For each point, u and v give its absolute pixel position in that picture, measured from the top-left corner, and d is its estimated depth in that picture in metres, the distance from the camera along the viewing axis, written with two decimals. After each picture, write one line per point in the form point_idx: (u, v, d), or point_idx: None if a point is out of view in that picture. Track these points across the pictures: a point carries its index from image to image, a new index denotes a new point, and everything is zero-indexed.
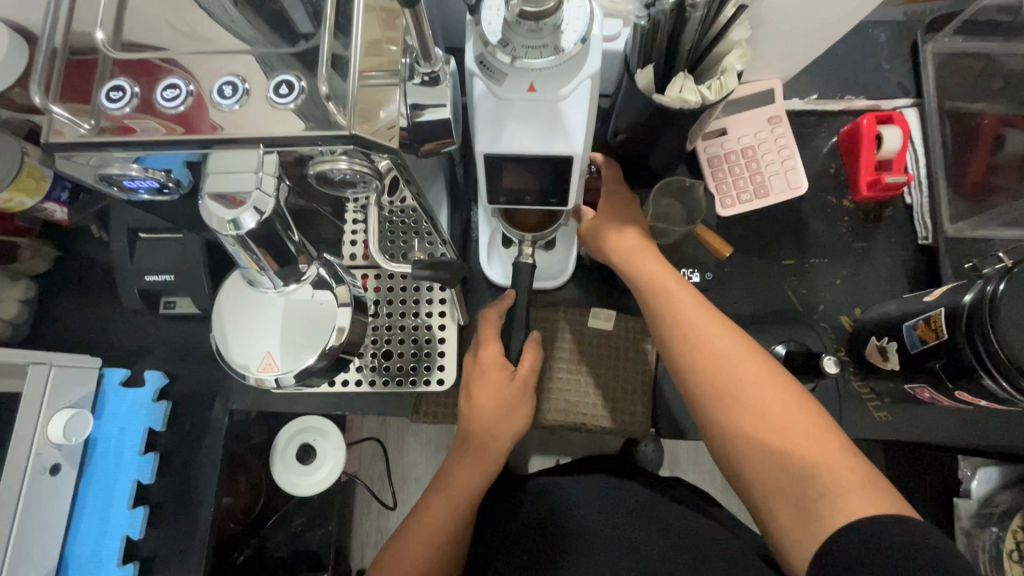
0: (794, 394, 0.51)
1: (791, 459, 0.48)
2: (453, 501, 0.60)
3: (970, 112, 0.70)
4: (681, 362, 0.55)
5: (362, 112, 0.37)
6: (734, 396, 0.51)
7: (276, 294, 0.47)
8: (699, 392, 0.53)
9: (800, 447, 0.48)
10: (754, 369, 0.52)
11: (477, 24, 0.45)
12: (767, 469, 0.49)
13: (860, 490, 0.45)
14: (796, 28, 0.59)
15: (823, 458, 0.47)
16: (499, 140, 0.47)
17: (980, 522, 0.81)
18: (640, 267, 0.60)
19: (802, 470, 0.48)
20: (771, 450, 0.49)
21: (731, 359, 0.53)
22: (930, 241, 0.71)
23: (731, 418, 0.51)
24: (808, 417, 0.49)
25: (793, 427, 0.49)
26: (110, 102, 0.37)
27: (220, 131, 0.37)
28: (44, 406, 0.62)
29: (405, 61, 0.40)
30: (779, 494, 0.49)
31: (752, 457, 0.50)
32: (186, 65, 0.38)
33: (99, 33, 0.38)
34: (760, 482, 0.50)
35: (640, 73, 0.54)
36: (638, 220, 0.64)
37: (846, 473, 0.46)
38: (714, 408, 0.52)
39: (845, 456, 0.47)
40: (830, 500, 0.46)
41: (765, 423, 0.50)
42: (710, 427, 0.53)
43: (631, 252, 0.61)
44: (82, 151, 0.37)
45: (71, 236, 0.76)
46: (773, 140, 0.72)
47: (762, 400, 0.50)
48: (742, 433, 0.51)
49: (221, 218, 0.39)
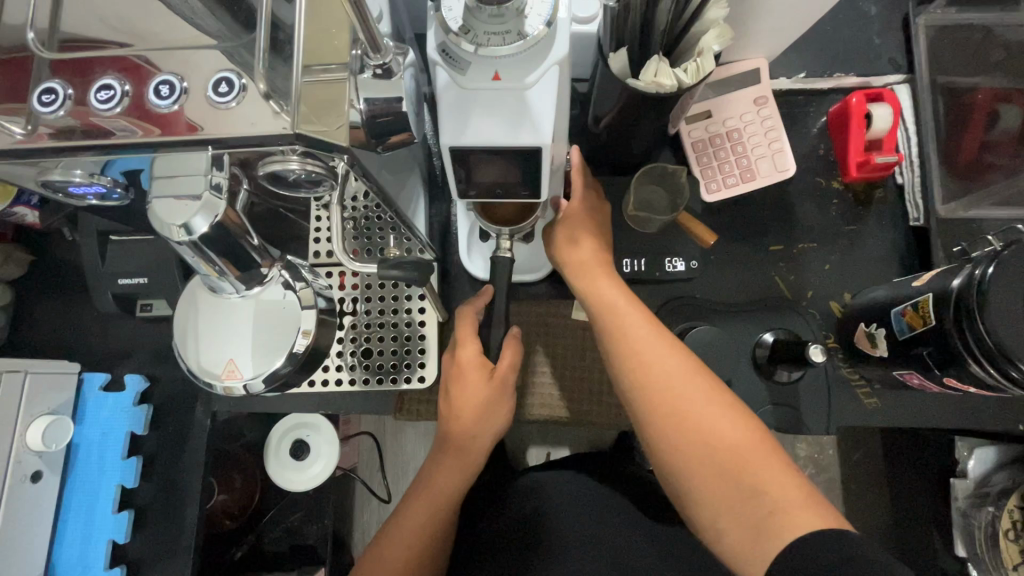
0: (741, 415, 0.50)
1: (740, 480, 0.47)
2: (433, 501, 0.59)
3: (963, 88, 0.68)
4: (629, 383, 0.53)
5: (309, 108, 0.36)
6: (681, 416, 0.50)
7: (240, 299, 0.46)
8: (646, 412, 0.52)
9: (748, 468, 0.47)
10: (701, 389, 0.51)
11: (436, 11, 0.43)
12: (714, 490, 0.48)
13: (809, 509, 0.45)
14: (776, 5, 0.56)
15: (771, 478, 0.47)
16: (464, 132, 0.45)
17: (976, 503, 0.79)
18: (590, 283, 0.59)
19: (751, 489, 0.47)
20: (718, 470, 0.48)
21: (680, 379, 0.51)
22: (922, 222, 0.69)
23: (679, 439, 0.50)
24: (754, 438, 0.49)
25: (741, 448, 0.48)
26: (43, 105, 0.35)
27: (198, 132, 0.35)
28: (20, 414, 0.60)
29: (355, 54, 0.38)
30: (727, 514, 0.47)
31: (701, 480, 0.49)
32: (155, 60, 0.36)
33: (31, 34, 0.37)
34: (708, 504, 0.48)
35: (613, 56, 0.51)
36: (596, 230, 0.62)
37: (793, 493, 0.46)
38: (662, 429, 0.51)
39: (791, 476, 0.47)
40: (779, 519, 0.45)
41: (713, 443, 0.49)
42: (658, 448, 0.51)
43: (582, 267, 0.60)
44: (19, 158, 0.36)
45: (44, 240, 0.74)
46: (759, 121, 0.70)
47: (711, 422, 0.49)
48: (689, 454, 0.49)
49: (172, 225, 0.38)
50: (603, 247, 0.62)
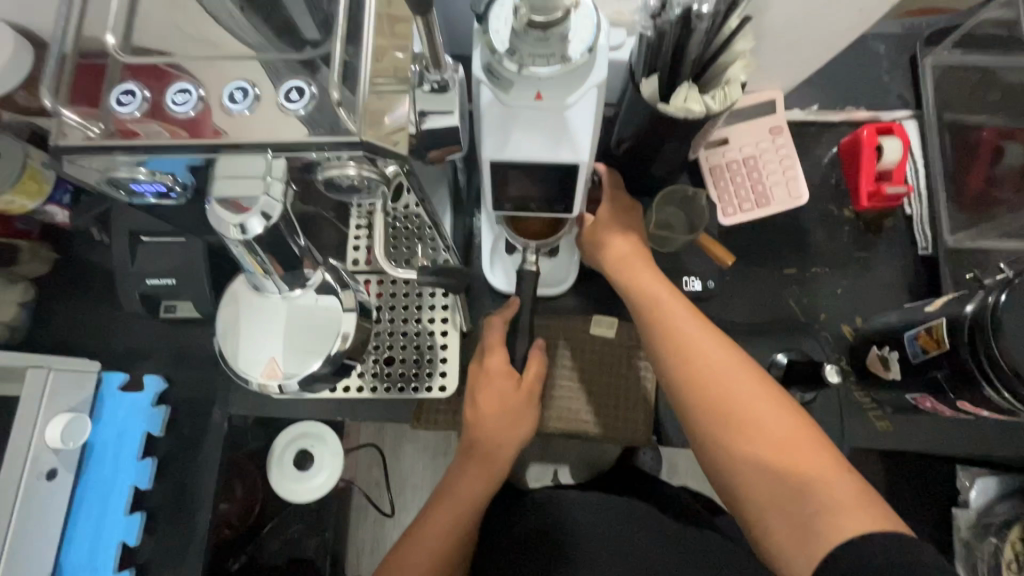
0: (788, 408, 0.51)
1: (787, 475, 0.48)
2: (456, 508, 0.60)
3: (970, 125, 0.70)
4: (674, 375, 0.55)
5: (369, 119, 0.37)
6: (728, 411, 0.51)
7: (281, 299, 0.47)
8: (692, 406, 0.53)
9: (796, 462, 0.48)
10: (747, 382, 0.52)
11: (485, 33, 0.45)
12: (762, 486, 0.49)
13: (857, 507, 0.45)
14: (800, 39, 0.59)
15: (819, 475, 0.47)
16: (506, 147, 0.48)
17: (980, 533, 0.80)
18: (634, 278, 0.60)
19: (799, 487, 0.47)
20: (766, 465, 0.49)
21: (726, 371, 0.53)
22: (930, 252, 0.72)
23: (725, 433, 0.51)
24: (801, 432, 0.50)
25: (788, 444, 0.49)
26: (120, 106, 0.37)
27: (221, 137, 0.37)
28: (41, 412, 0.60)
29: (415, 69, 0.42)
30: (774, 511, 0.48)
31: (747, 473, 0.50)
32: (191, 70, 0.39)
33: (110, 37, 0.39)
34: (755, 499, 0.49)
35: (645, 83, 0.54)
36: (637, 229, 0.65)
37: (842, 490, 0.46)
38: (708, 421, 0.52)
39: (840, 474, 0.47)
40: (827, 517, 0.46)
41: (760, 437, 0.50)
42: (705, 442, 0.53)
43: (625, 262, 0.62)
44: (89, 155, 0.37)
45: (70, 238, 0.75)
46: (774, 149, 0.73)
47: (757, 414, 0.51)
48: (736, 448, 0.50)
49: (230, 224, 0.39)
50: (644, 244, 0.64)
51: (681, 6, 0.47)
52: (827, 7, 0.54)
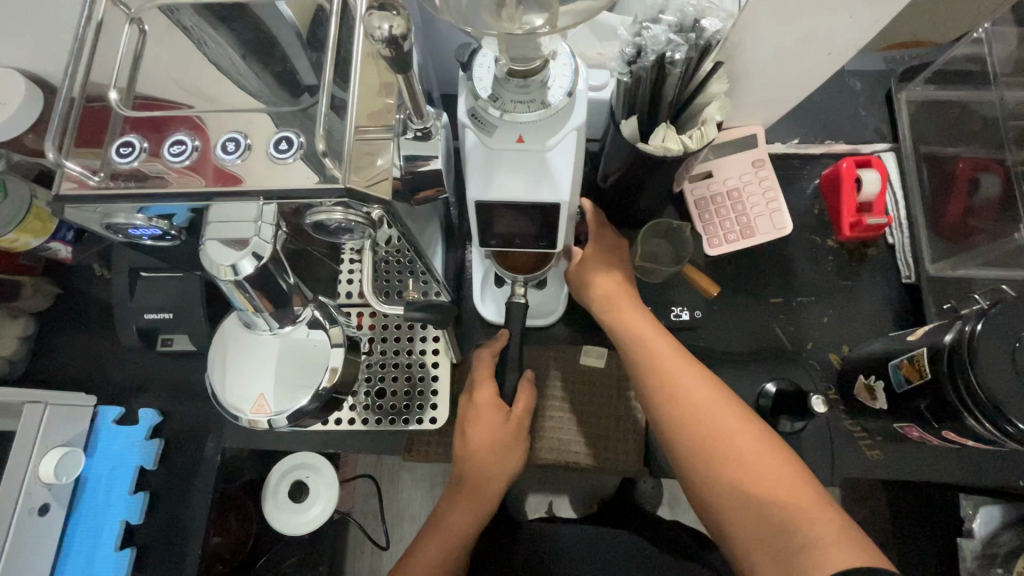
0: (771, 444, 0.52)
1: (770, 511, 0.48)
2: (446, 543, 0.60)
3: (945, 157, 0.72)
4: (660, 411, 0.56)
5: (356, 165, 0.39)
6: (712, 446, 0.52)
7: (271, 336, 0.48)
8: (678, 442, 0.54)
9: (780, 497, 0.49)
10: (730, 417, 0.53)
11: (469, 80, 0.48)
12: (746, 521, 0.49)
13: (841, 542, 0.45)
14: (774, 79, 0.61)
15: (802, 510, 0.48)
16: (488, 188, 0.49)
17: (985, 564, 0.77)
18: (620, 315, 0.62)
19: (783, 522, 0.48)
20: (750, 500, 0.49)
21: (709, 407, 0.54)
22: (913, 279, 0.73)
23: (709, 468, 0.52)
24: (784, 467, 0.50)
25: (772, 479, 0.49)
26: (120, 157, 0.40)
27: (219, 183, 0.39)
28: (36, 445, 0.61)
29: (399, 117, 0.43)
30: (759, 547, 0.48)
31: (733, 509, 0.50)
32: (194, 120, 0.41)
33: (114, 92, 0.42)
34: (741, 534, 0.49)
35: (625, 123, 0.56)
36: (622, 264, 0.67)
37: (826, 525, 0.46)
38: (694, 457, 0.53)
39: (824, 510, 0.47)
40: (811, 553, 0.45)
41: (743, 472, 0.50)
42: (690, 477, 0.53)
43: (611, 300, 0.63)
44: (90, 202, 0.39)
45: (73, 273, 0.77)
46: (757, 182, 0.75)
47: (740, 449, 0.51)
48: (720, 483, 0.51)
49: (220, 264, 0.40)
50: (630, 282, 0.66)
51: (656, 53, 0.49)
52: (796, 50, 0.56)
